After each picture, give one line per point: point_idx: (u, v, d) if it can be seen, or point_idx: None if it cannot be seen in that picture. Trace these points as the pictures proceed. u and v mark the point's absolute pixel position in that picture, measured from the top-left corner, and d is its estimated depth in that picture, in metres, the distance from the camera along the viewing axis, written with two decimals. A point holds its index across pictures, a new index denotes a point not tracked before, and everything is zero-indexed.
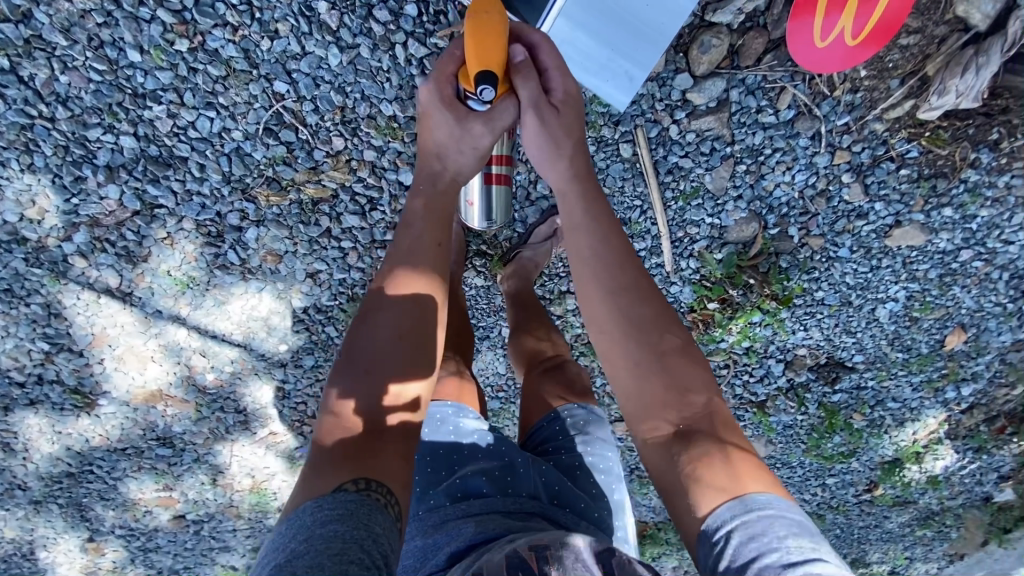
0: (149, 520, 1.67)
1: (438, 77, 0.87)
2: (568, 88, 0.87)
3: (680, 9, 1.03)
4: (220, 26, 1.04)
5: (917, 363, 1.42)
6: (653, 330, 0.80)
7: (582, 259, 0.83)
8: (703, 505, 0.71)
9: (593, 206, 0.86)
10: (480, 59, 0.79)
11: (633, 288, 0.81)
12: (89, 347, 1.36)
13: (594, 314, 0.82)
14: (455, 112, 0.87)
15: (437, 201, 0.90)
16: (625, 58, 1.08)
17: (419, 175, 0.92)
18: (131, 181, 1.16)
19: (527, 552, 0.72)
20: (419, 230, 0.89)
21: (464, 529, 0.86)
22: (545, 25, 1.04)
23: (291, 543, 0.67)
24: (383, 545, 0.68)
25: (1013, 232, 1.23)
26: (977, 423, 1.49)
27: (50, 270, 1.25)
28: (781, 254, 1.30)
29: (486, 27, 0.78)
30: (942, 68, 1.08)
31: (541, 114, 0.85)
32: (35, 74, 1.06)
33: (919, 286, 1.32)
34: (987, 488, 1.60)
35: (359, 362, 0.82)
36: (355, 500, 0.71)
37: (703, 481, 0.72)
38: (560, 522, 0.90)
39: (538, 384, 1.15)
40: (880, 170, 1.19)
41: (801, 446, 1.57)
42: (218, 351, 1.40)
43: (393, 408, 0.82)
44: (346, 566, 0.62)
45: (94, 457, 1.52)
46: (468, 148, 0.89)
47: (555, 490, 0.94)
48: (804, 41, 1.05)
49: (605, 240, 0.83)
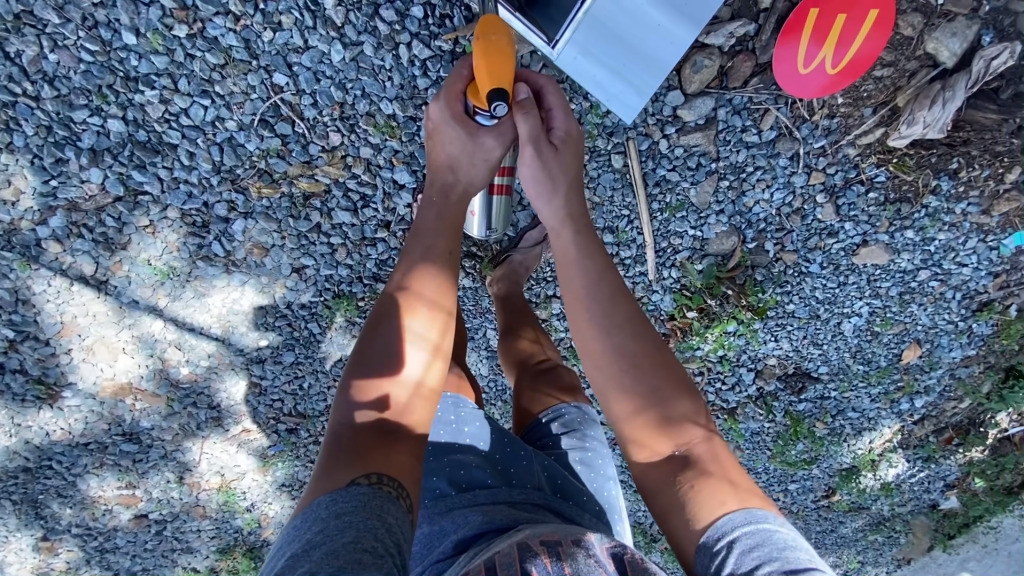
0: (108, 519, 1.60)
1: (448, 94, 0.95)
2: (567, 126, 0.94)
3: (682, 41, 1.05)
4: (222, 14, 1.03)
5: (876, 375, 1.50)
6: (647, 364, 0.83)
7: (581, 296, 0.86)
8: (701, 519, 0.73)
9: (581, 238, 0.90)
10: (492, 78, 0.84)
11: (629, 325, 0.84)
12: (57, 336, 1.31)
13: (592, 348, 0.85)
14: (466, 127, 0.94)
15: (448, 209, 0.96)
16: (632, 80, 1.09)
17: (430, 187, 0.98)
18: (116, 165, 1.13)
19: (539, 547, 0.74)
20: (430, 234, 0.93)
21: (471, 518, 0.87)
22: (564, 36, 1.04)
23: (306, 533, 0.67)
24: (396, 535, 0.68)
25: (967, 255, 1.31)
26: (927, 434, 1.59)
27: (22, 254, 1.20)
28: (756, 267, 1.37)
29: (491, 48, 0.83)
30: (911, 99, 1.16)
31: (537, 152, 0.90)
32: (22, 51, 1.02)
33: (881, 302, 1.40)
34: (933, 496, 1.70)
35: (369, 358, 0.83)
36: (367, 492, 0.71)
37: (701, 497, 0.75)
38: (564, 513, 0.90)
39: (531, 383, 1.18)
40: (851, 192, 1.27)
41: (767, 452, 1.64)
42: (195, 345, 1.37)
43: (407, 404, 0.83)
44: (361, 557, 0.62)
45: (53, 451, 1.46)
46: (480, 159, 0.97)
47: (557, 484, 0.96)
48: (788, 65, 1.12)
49: (602, 278, 0.86)
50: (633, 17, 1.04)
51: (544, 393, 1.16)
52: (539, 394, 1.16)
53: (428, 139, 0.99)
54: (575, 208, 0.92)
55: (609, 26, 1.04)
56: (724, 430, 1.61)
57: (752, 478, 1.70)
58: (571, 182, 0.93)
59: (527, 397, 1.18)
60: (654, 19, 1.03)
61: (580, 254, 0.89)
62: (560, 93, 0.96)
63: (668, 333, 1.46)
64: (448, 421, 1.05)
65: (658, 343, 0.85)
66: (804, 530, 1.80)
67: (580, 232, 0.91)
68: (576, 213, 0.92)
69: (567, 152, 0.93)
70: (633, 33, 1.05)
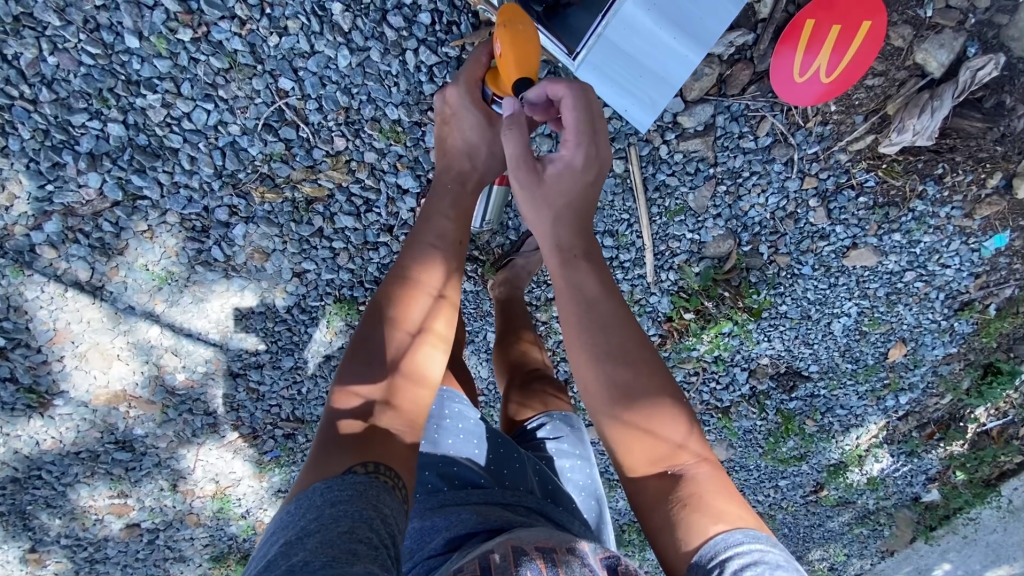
0: (98, 530, 1.56)
1: (467, 80, 0.97)
2: (568, 151, 0.84)
3: (688, 60, 1.07)
4: (227, 19, 1.04)
5: (863, 373, 1.54)
6: (639, 389, 0.79)
7: (571, 320, 0.82)
8: (689, 542, 0.70)
9: (566, 260, 0.84)
10: (518, 69, 0.88)
11: (622, 351, 0.80)
12: (49, 343, 1.28)
13: (583, 371, 0.81)
14: (485, 114, 0.96)
15: (457, 201, 0.96)
16: (645, 95, 1.11)
17: (443, 173, 0.98)
18: (114, 170, 1.13)
19: (534, 552, 0.70)
20: (435, 225, 0.92)
21: (463, 516, 0.83)
22: (583, 49, 1.06)
23: (300, 521, 0.65)
24: (391, 526, 0.67)
25: (950, 257, 1.36)
26: (910, 429, 1.64)
27: (15, 260, 1.19)
28: (751, 269, 1.40)
29: (519, 38, 0.87)
30: (901, 108, 1.20)
31: (522, 175, 0.85)
32: (20, 53, 1.03)
33: (869, 303, 1.44)
34: (916, 490, 1.75)
35: (369, 347, 0.82)
36: (364, 481, 0.70)
37: (691, 521, 0.71)
38: (555, 518, 0.88)
39: (527, 388, 1.18)
40: (842, 197, 1.30)
41: (759, 449, 1.67)
42: (192, 351, 1.35)
43: (407, 396, 0.82)
44: (355, 547, 0.60)
45: (43, 461, 1.42)
46: (496, 150, 0.98)
47: (548, 489, 0.95)
48: (783, 74, 1.16)
49: (594, 301, 0.81)
50: (648, 33, 1.06)
51: (531, 403, 1.16)
52: (528, 403, 1.17)
53: (442, 124, 1.00)
54: (569, 228, 0.85)
55: (626, 42, 1.07)
56: (718, 428, 1.65)
57: (744, 475, 1.74)
58: (569, 203, 0.85)
59: (515, 405, 1.18)
60: (665, 37, 1.06)
61: (569, 277, 0.83)
62: (572, 100, 0.84)
63: (665, 334, 1.49)
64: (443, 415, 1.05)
65: (655, 368, 0.80)
66: (793, 524, 1.84)
67: (573, 256, 0.84)
68: (570, 237, 0.85)
69: (566, 179, 0.84)
70: (648, 49, 1.07)
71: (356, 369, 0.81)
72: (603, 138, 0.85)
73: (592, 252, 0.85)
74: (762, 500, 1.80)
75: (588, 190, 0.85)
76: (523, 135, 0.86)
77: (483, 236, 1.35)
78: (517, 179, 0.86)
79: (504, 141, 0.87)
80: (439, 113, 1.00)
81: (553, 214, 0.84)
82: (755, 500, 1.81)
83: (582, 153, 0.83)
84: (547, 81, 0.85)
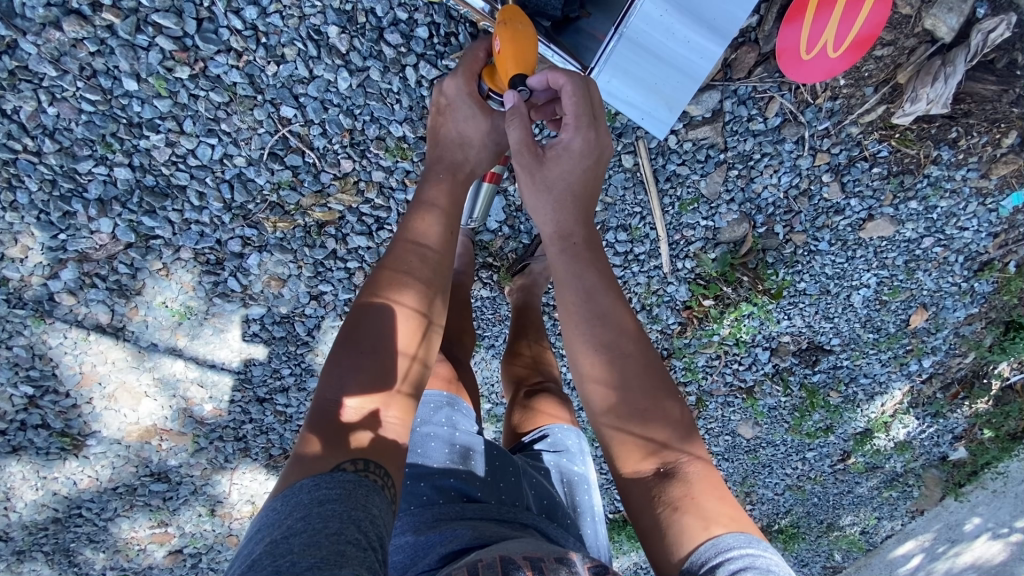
0: (142, 559, 1.55)
1: (465, 73, 0.90)
2: (574, 136, 0.80)
3: (712, 52, 1.07)
4: (223, 52, 1.08)
5: (886, 342, 1.51)
6: (639, 384, 0.74)
7: (569, 304, 0.77)
8: (680, 548, 0.65)
9: (574, 251, 0.80)
10: (517, 66, 0.83)
11: (621, 343, 0.75)
12: (77, 387, 1.30)
13: (583, 363, 0.76)
14: (481, 107, 0.89)
15: (448, 216, 0.84)
16: (664, 93, 1.11)
17: (435, 163, 0.90)
18: (125, 213, 1.17)
19: (522, 562, 0.64)
20: (432, 244, 0.81)
21: (459, 532, 0.77)
22: (596, 69, 1.07)
23: (285, 519, 0.58)
24: (380, 528, 0.60)
25: (968, 219, 1.33)
26: (934, 391, 1.61)
27: (35, 310, 1.22)
28: (767, 250, 1.38)
29: (519, 37, 0.83)
30: (912, 76, 1.19)
31: (522, 160, 0.82)
32: (19, 107, 1.08)
33: (888, 272, 1.41)
34: (943, 449, 1.71)
35: (377, 369, 0.73)
36: (353, 480, 0.64)
37: (681, 523, 0.66)
38: (550, 534, 0.82)
39: (530, 399, 1.13)
40: (856, 169, 1.28)
41: (785, 425, 1.65)
42: (216, 380, 1.36)
43: (389, 400, 0.73)
44: (343, 549, 0.54)
45: (83, 499, 1.42)
46: (490, 142, 0.91)
47: (544, 505, 0.89)
48: (790, 51, 1.13)
49: (593, 290, 0.77)
50: (667, 35, 1.06)
51: (532, 413, 1.10)
52: (530, 412, 1.10)
53: (437, 115, 0.93)
54: (567, 215, 0.82)
55: (643, 47, 1.06)
56: (744, 408, 1.62)
57: (771, 451, 1.71)
58: (567, 188, 0.82)
59: (518, 414, 1.12)
60: (680, 30, 1.05)
61: (567, 264, 0.79)
62: (585, 93, 0.81)
63: (684, 322, 1.47)
64: (437, 422, 0.97)
65: (654, 364, 0.76)
66: (822, 493, 1.80)
67: (572, 244, 0.80)
68: (570, 223, 0.81)
69: (564, 165, 0.81)
70: (669, 49, 1.07)
71: (365, 398, 0.71)
72: (602, 123, 0.83)
73: (591, 241, 0.81)
74: (790, 474, 1.77)
75: (587, 177, 0.83)
76: (525, 124, 0.81)
77: (496, 242, 1.34)
78: (519, 165, 0.82)
79: (508, 127, 0.82)
80: (434, 104, 0.93)
81: (552, 198, 0.82)
82: (782, 475, 1.78)
83: (580, 138, 0.80)
84: (550, 70, 0.82)
